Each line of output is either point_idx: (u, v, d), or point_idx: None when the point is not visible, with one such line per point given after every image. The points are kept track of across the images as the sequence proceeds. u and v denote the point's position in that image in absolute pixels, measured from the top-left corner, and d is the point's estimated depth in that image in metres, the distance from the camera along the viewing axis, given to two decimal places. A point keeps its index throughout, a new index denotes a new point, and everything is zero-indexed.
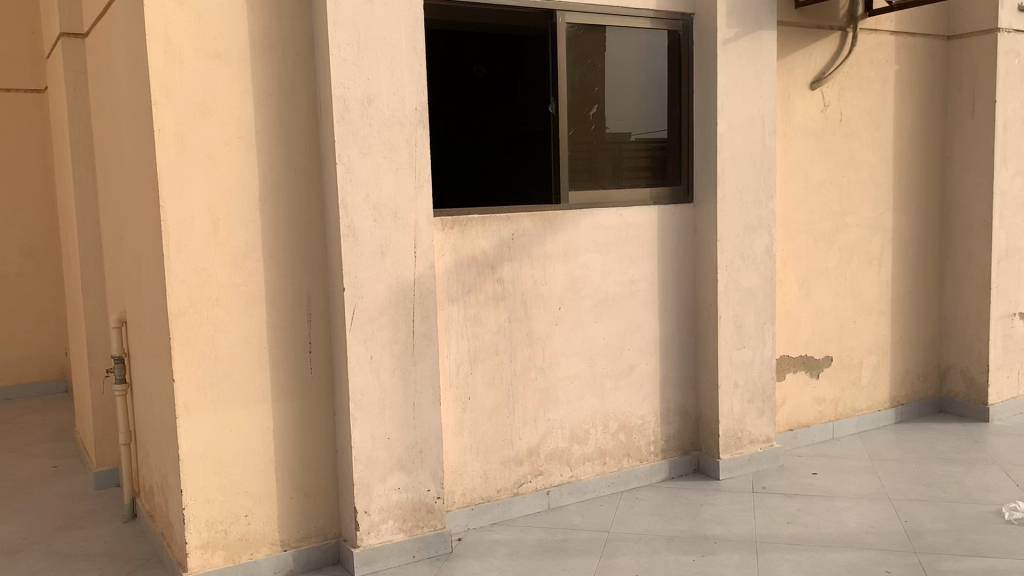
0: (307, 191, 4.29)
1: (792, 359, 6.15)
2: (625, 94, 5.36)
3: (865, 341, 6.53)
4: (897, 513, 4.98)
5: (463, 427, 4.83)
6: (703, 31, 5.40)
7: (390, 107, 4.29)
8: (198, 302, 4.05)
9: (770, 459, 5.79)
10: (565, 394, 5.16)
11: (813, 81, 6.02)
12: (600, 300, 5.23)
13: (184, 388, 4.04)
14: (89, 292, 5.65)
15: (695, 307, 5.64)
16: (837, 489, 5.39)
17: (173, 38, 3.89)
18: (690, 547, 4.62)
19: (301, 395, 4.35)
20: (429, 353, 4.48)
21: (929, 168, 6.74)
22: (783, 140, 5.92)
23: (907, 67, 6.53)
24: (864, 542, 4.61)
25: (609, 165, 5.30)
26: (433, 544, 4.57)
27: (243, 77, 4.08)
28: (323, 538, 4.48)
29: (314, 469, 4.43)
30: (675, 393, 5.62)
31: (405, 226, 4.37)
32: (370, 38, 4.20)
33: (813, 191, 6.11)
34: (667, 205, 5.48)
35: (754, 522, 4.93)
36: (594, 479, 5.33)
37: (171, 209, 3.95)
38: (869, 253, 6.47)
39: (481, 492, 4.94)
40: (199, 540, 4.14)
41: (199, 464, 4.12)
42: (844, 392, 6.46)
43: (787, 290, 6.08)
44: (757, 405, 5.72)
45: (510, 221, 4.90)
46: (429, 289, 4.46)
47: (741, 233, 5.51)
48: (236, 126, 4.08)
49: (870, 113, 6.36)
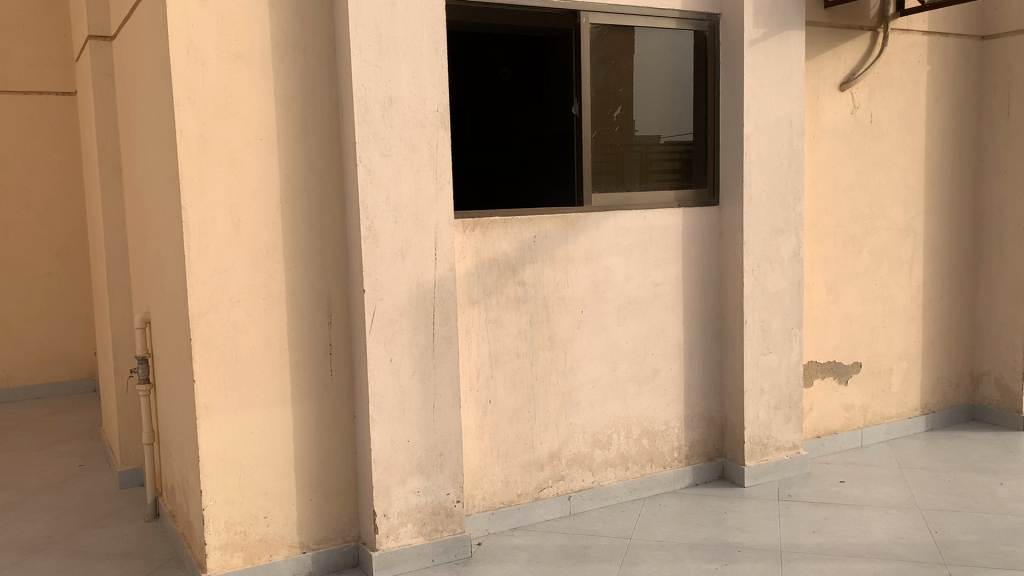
0: (327, 193, 4.28)
1: (820, 364, 6.04)
2: (651, 95, 5.29)
3: (895, 347, 6.41)
4: (927, 524, 4.87)
5: (484, 430, 4.79)
6: (730, 32, 5.32)
7: (411, 109, 4.27)
8: (218, 302, 4.05)
9: (796, 466, 5.69)
10: (586, 398, 5.11)
11: (843, 82, 5.92)
12: (623, 304, 5.18)
13: (204, 389, 4.05)
14: (116, 293, 5.70)
15: (720, 312, 5.56)
16: (866, 498, 5.28)
17: (195, 39, 3.90)
18: (713, 556, 4.54)
19: (322, 397, 4.35)
20: (449, 356, 4.45)
21: (963, 171, 6.60)
22: (812, 142, 5.83)
23: (940, 68, 6.40)
24: (892, 553, 4.51)
25: (635, 167, 5.25)
26: (453, 548, 4.54)
27: (265, 78, 4.08)
28: (341, 541, 4.46)
29: (334, 471, 4.41)
30: (700, 398, 5.54)
31: (425, 229, 4.35)
32: (391, 39, 4.19)
33: (842, 193, 6.01)
34: (694, 208, 5.40)
35: (779, 530, 4.84)
36: (616, 485, 5.26)
37: (193, 210, 3.95)
38: (900, 257, 6.34)
39: (502, 496, 4.90)
40: (218, 542, 4.14)
41: (218, 465, 4.12)
42: (874, 399, 6.34)
43: (815, 295, 5.97)
44: (784, 411, 5.62)
45: (532, 223, 4.85)
46: (449, 291, 4.43)
47: (767, 236, 5.42)
48: (258, 127, 4.08)
49: (902, 115, 6.24)
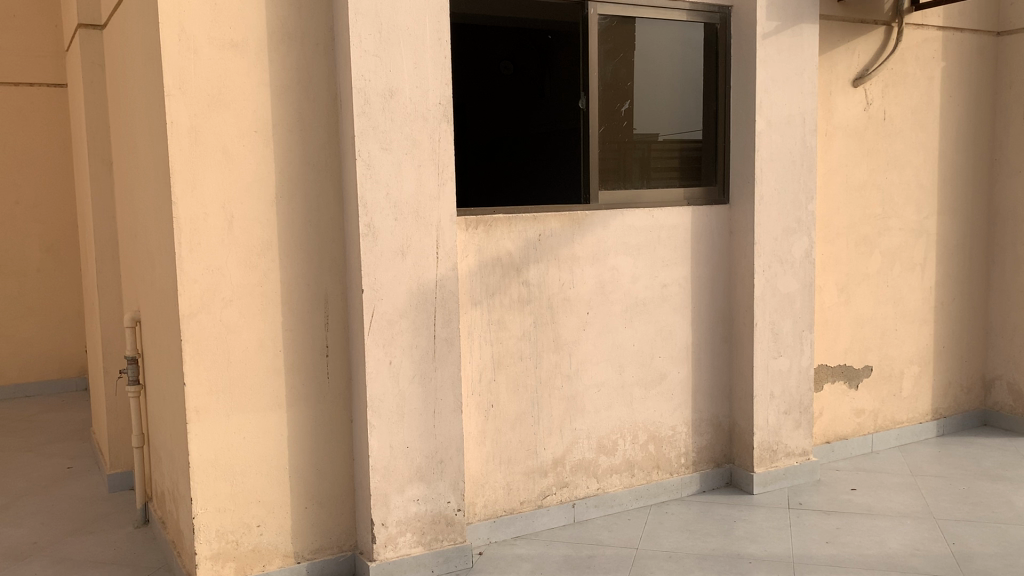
0: (325, 188, 4.10)
1: (831, 368, 5.88)
2: (660, 90, 5.12)
3: (907, 350, 6.25)
4: (944, 535, 4.71)
5: (486, 435, 4.62)
6: (741, 24, 5.15)
7: (413, 101, 4.09)
8: (211, 302, 3.87)
9: (806, 473, 5.53)
10: (591, 402, 4.94)
11: (856, 78, 5.75)
12: (630, 306, 5.01)
13: (194, 393, 3.87)
14: (106, 290, 5.51)
15: (729, 313, 5.39)
16: (878, 506, 5.12)
17: (187, 26, 3.72)
18: (724, 567, 4.37)
19: (318, 401, 4.17)
20: (451, 359, 4.28)
21: (977, 171, 6.44)
22: (825, 139, 5.66)
23: (954, 64, 6.23)
24: (909, 565, 4.35)
25: (634, 164, 5.05)
26: (453, 559, 4.36)
27: (259, 69, 3.90)
28: (337, 550, 4.29)
29: (330, 477, 4.24)
30: (708, 402, 5.37)
31: (427, 226, 4.18)
32: (392, 29, 4.01)
33: (854, 192, 5.84)
34: (702, 206, 5.23)
35: (791, 541, 4.67)
36: (622, 492, 5.10)
37: (184, 205, 3.77)
38: (913, 259, 6.18)
39: (504, 504, 4.73)
40: (210, 551, 3.97)
41: (209, 471, 3.94)
42: (885, 403, 6.18)
43: (826, 296, 5.81)
44: (794, 416, 5.46)
45: (537, 221, 4.68)
46: (451, 291, 4.25)
47: (779, 236, 5.25)
48: (251, 119, 3.90)
49: (916, 112, 6.08)
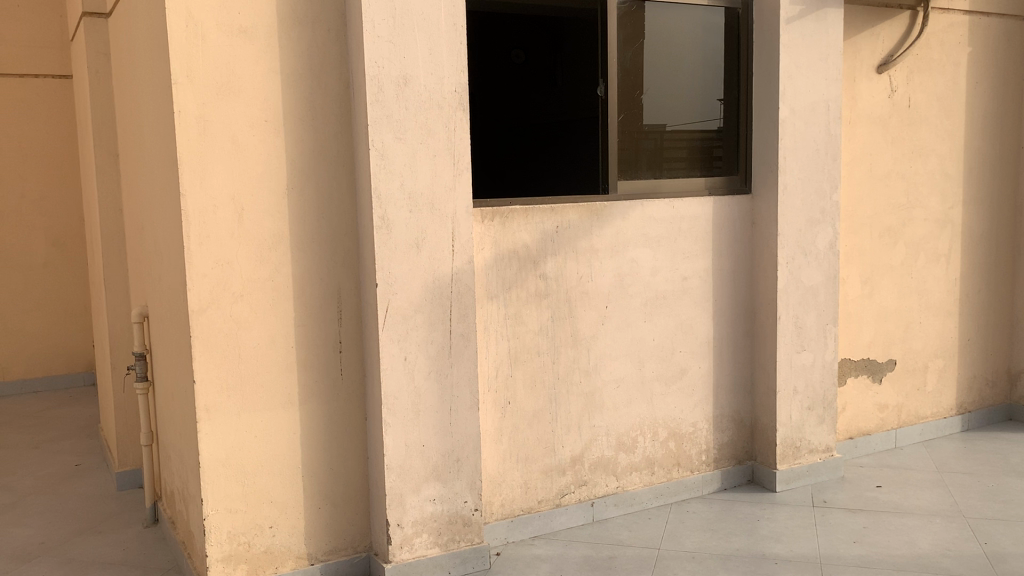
0: (338, 179, 3.97)
1: (853, 362, 5.73)
2: (680, 76, 4.99)
3: (931, 343, 6.09)
4: (975, 534, 4.57)
5: (502, 433, 4.50)
6: (764, 9, 5.00)
7: (428, 88, 3.95)
8: (220, 298, 3.75)
9: (829, 470, 5.40)
10: (611, 398, 4.81)
11: (880, 64, 5.60)
12: (649, 299, 4.87)
13: (205, 390, 3.75)
14: (113, 285, 5.40)
15: (751, 306, 5.25)
16: (906, 504, 4.99)
17: (195, 11, 3.59)
18: (749, 568, 4.24)
19: (331, 399, 4.05)
20: (467, 355, 4.15)
21: (1003, 159, 6.28)
22: (848, 127, 5.51)
23: (981, 49, 6.06)
24: (941, 566, 4.21)
25: (646, 156, 4.89)
26: (470, 560, 4.24)
27: (269, 55, 3.77)
28: (352, 551, 4.18)
29: (343, 477, 4.12)
30: (730, 398, 5.24)
31: (442, 218, 4.04)
32: (406, 13, 3.87)
33: (879, 181, 5.69)
34: (724, 196, 5.09)
35: (818, 541, 4.54)
36: (641, 490, 4.97)
37: (192, 198, 3.65)
38: (937, 249, 6.03)
39: (521, 503, 4.61)
40: (220, 554, 3.85)
41: (220, 471, 3.83)
42: (908, 398, 6.03)
43: (850, 288, 5.66)
44: (818, 412, 5.32)
45: (555, 212, 4.54)
46: (467, 285, 4.12)
47: (803, 227, 5.10)
48: (262, 108, 3.77)
49: (941, 98, 5.91)
